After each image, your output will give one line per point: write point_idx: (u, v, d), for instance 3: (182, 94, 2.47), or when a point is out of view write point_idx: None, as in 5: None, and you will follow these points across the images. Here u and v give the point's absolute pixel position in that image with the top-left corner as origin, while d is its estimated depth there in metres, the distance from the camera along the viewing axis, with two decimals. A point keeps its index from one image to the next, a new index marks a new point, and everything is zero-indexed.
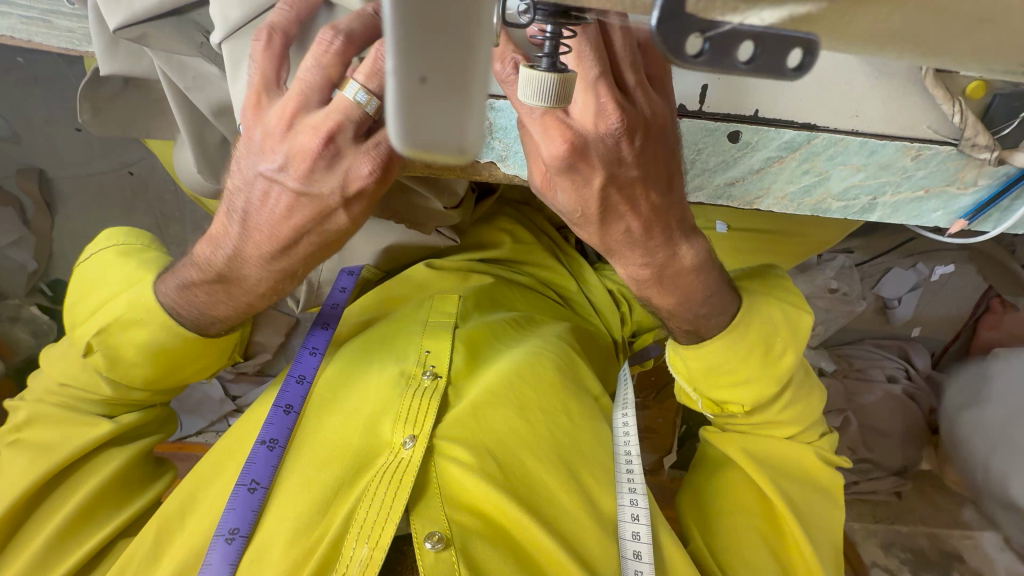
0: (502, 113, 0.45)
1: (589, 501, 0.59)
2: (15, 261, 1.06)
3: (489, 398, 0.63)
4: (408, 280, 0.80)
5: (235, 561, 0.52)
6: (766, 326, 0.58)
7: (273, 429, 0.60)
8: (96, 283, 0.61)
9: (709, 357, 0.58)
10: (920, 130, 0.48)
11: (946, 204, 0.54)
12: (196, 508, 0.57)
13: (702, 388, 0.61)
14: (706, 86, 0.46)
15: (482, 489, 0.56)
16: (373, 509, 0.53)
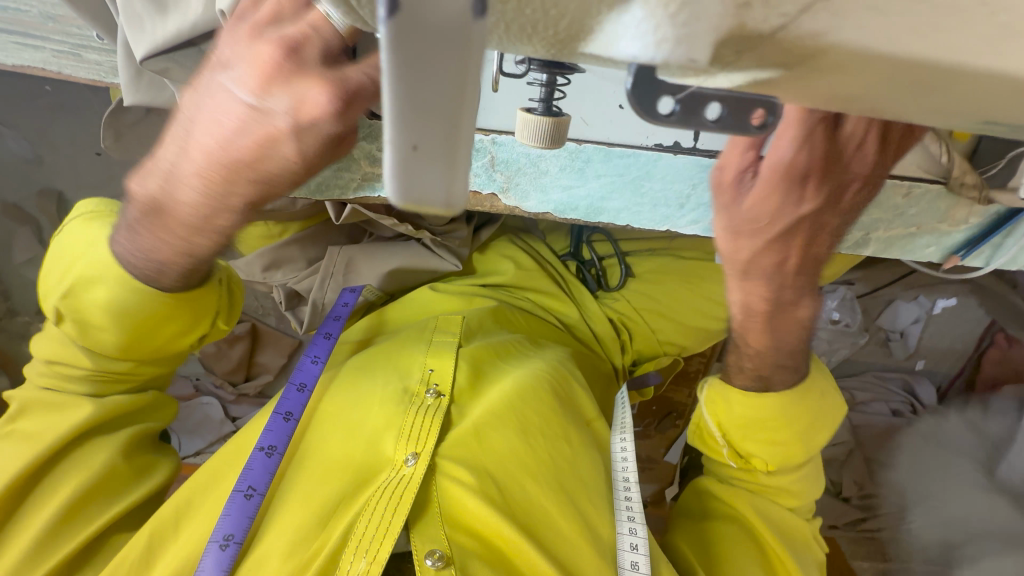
0: (505, 147, 0.48)
1: (588, 526, 0.60)
2: (30, 279, 1.09)
3: (492, 418, 0.63)
4: (410, 304, 0.83)
5: (229, 566, 0.53)
6: (812, 402, 0.64)
7: (271, 436, 0.62)
8: (67, 249, 0.60)
9: (757, 407, 0.63)
10: (909, 168, 0.51)
11: (939, 240, 0.55)
12: (194, 516, 0.58)
13: (733, 435, 0.66)
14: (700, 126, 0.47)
15: (482, 510, 0.56)
16: (372, 524, 0.53)
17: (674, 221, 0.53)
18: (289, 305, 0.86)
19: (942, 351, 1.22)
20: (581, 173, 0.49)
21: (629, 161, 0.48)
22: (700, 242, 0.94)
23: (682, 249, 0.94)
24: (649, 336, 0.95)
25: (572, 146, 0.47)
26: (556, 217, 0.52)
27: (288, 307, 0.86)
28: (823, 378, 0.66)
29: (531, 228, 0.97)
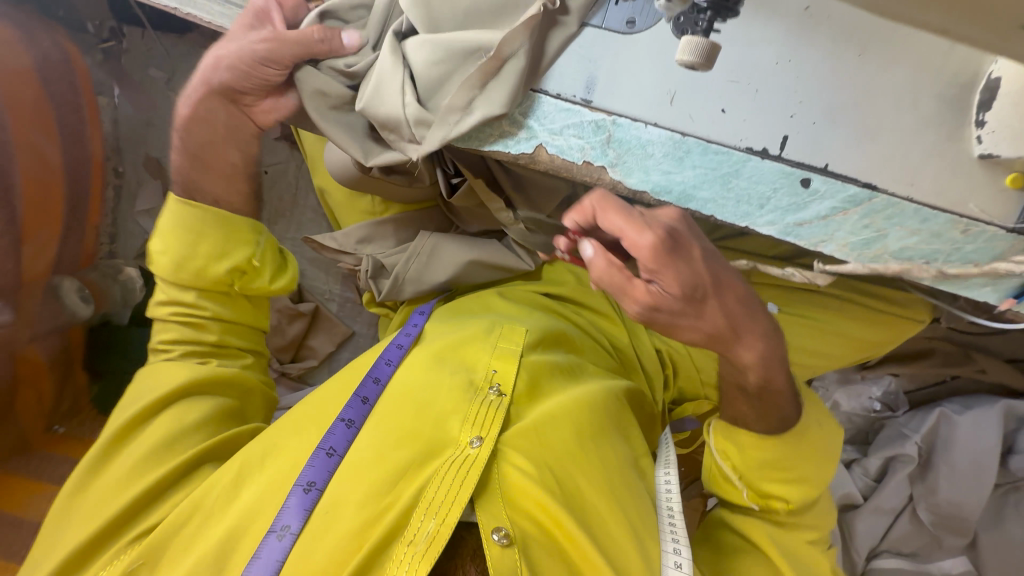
0: (622, 128, 0.58)
1: (640, 539, 0.58)
2: (140, 228, 1.25)
3: (551, 417, 0.63)
4: (481, 299, 0.83)
5: (309, 508, 0.56)
6: (819, 426, 0.68)
7: (350, 410, 0.63)
8: (199, 238, 0.72)
9: (767, 453, 0.66)
10: (969, 207, 0.57)
11: (995, 282, 0.59)
12: (275, 455, 0.61)
13: (753, 479, 0.67)
14: (786, 136, 0.57)
15: (540, 500, 0.57)
16: (441, 490, 0.55)
17: (753, 219, 0.59)
18: (372, 275, 0.89)
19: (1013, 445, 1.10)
20: (680, 161, 0.58)
21: (724, 158, 0.58)
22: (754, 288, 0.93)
23: None
24: (694, 377, 0.97)
25: (677, 137, 0.58)
26: (652, 197, 0.60)
27: (371, 276, 0.89)
28: (824, 426, 0.69)
29: None
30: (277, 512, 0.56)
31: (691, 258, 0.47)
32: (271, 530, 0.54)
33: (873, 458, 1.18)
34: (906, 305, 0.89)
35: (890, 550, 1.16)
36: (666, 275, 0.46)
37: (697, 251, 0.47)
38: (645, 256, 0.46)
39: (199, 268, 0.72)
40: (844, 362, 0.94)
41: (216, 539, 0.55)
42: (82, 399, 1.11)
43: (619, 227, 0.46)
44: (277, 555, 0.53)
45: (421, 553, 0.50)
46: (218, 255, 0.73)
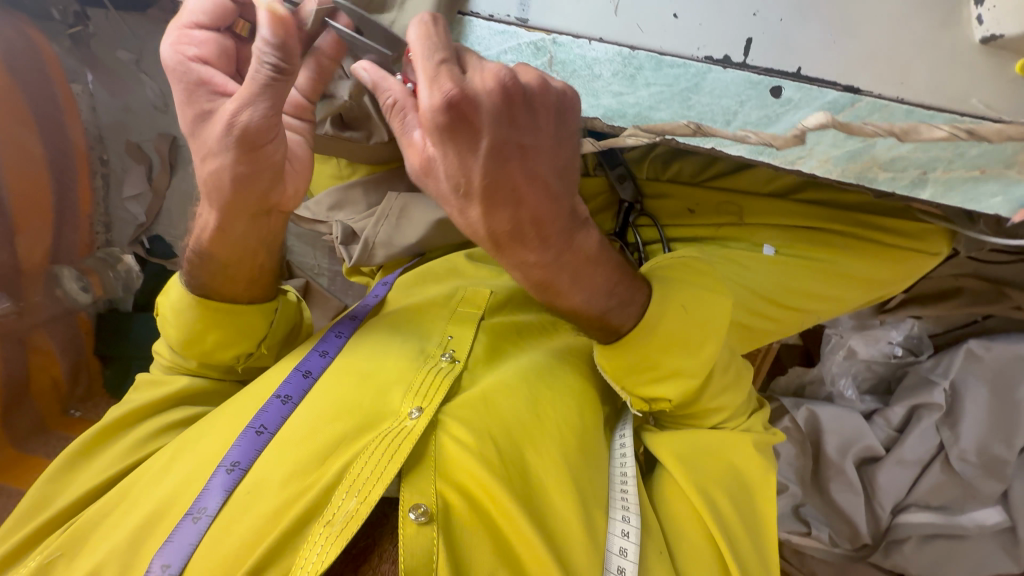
0: (564, 47, 0.53)
1: (585, 510, 0.54)
2: (130, 214, 1.25)
3: (501, 385, 0.59)
4: (443, 264, 0.77)
5: (230, 490, 0.52)
6: (680, 319, 0.57)
7: (289, 386, 0.60)
8: (207, 321, 0.70)
9: (629, 354, 0.58)
10: (971, 104, 0.49)
11: (1007, 188, 0.51)
12: (208, 435, 0.58)
13: (628, 384, 0.60)
14: (751, 39, 0.50)
15: (475, 472, 0.53)
16: (368, 467, 0.52)
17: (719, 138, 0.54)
18: (343, 242, 0.86)
19: None
20: (632, 79, 0.53)
21: (680, 71, 0.52)
22: (748, 229, 0.86)
23: (726, 236, 0.87)
24: None
25: (627, 50, 0.52)
26: (604, 123, 0.56)
27: (342, 243, 0.86)
28: (703, 300, 0.59)
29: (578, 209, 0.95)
30: (199, 494, 0.53)
31: (478, 147, 0.40)
32: (188, 512, 0.52)
33: (896, 407, 1.11)
34: (921, 236, 0.81)
35: (918, 503, 1.10)
36: (439, 150, 0.41)
37: (487, 140, 0.40)
38: (422, 121, 0.40)
39: (206, 352, 0.72)
40: (856, 303, 0.87)
41: (133, 524, 0.53)
42: (96, 385, 1.17)
43: (414, 79, 0.39)
44: (190, 539, 0.50)
45: (336, 535, 0.48)
46: (226, 340, 0.72)
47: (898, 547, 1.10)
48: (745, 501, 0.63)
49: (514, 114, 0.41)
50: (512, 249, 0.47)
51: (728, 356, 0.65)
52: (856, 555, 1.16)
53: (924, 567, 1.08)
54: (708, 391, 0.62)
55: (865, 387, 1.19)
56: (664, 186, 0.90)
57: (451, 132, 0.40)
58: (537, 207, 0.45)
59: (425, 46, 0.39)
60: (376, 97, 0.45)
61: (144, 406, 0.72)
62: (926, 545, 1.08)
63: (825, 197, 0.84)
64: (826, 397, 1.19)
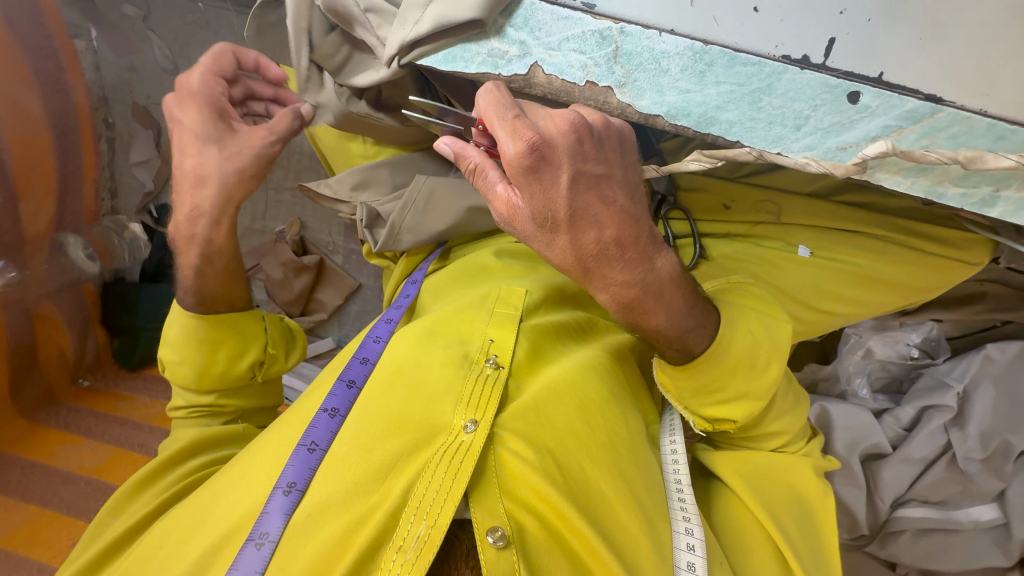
0: (631, 38, 0.50)
1: (650, 524, 0.56)
2: (137, 181, 1.23)
3: (550, 393, 0.60)
4: (474, 263, 0.78)
5: (290, 512, 0.52)
6: (747, 345, 0.60)
7: (335, 399, 0.60)
8: (211, 341, 0.72)
9: (701, 377, 0.59)
10: None
11: None
12: (261, 451, 0.58)
13: (695, 407, 0.62)
14: (833, 39, 0.47)
15: (541, 489, 0.53)
16: (432, 488, 0.52)
17: (787, 144, 0.50)
18: (367, 224, 0.83)
19: None
20: (701, 76, 0.50)
21: (752, 71, 0.49)
22: (784, 229, 0.84)
23: (761, 235, 0.85)
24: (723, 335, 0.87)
25: (698, 46, 0.49)
26: (667, 121, 0.51)
27: (366, 226, 0.83)
28: (763, 329, 0.63)
29: None
30: (257, 520, 0.52)
31: (558, 181, 0.43)
32: (250, 538, 0.51)
33: (906, 408, 1.13)
34: (963, 245, 0.79)
35: (917, 498, 1.11)
36: (522, 192, 0.45)
37: (566, 174, 0.43)
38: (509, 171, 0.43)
39: (221, 372, 0.73)
40: (888, 309, 0.86)
41: (194, 556, 0.52)
42: (103, 355, 1.14)
43: (493, 135, 0.43)
44: (256, 566, 0.49)
45: (411, 560, 0.48)
46: (235, 357, 0.73)
47: (894, 538, 1.13)
48: (780, 506, 0.64)
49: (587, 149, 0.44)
50: (599, 271, 0.48)
51: (787, 383, 0.70)
52: (852, 544, 1.19)
53: (916, 558, 1.12)
54: (767, 412, 0.66)
55: (878, 385, 1.20)
56: (698, 178, 0.86)
57: (538, 174, 0.43)
58: (619, 228, 0.46)
59: (494, 105, 0.43)
60: (458, 164, 0.50)
61: (179, 450, 0.69)
62: (921, 537, 1.11)
63: (864, 201, 0.82)
64: (839, 395, 1.21)
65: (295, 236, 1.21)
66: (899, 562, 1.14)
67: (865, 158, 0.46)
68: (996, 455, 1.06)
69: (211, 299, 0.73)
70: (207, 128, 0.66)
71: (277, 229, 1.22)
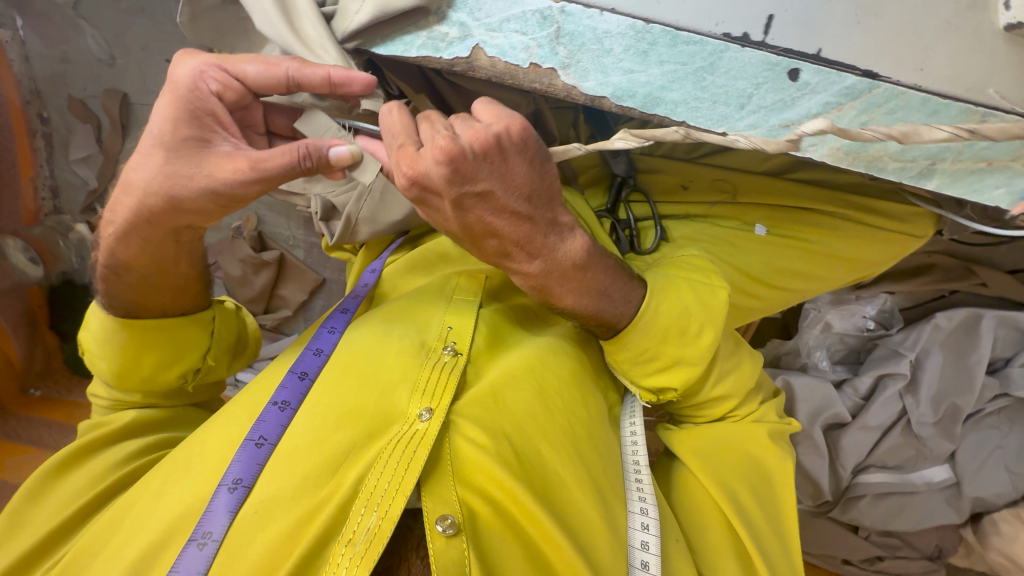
0: (572, 19, 0.50)
1: (605, 505, 0.57)
2: (79, 178, 1.14)
3: (509, 379, 0.60)
4: (433, 250, 0.76)
5: (235, 509, 0.51)
6: (674, 315, 0.61)
7: (285, 392, 0.59)
8: (141, 348, 0.66)
9: (632, 347, 0.61)
10: (987, 94, 0.47)
11: (1009, 181, 0.51)
12: (203, 452, 0.56)
13: (636, 378, 0.64)
14: (772, 16, 0.47)
15: (496, 475, 0.53)
16: (384, 479, 0.51)
17: (732, 123, 0.50)
18: (323, 217, 0.84)
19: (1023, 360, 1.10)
20: (644, 56, 0.49)
21: (694, 50, 0.49)
22: (740, 208, 0.85)
23: (720, 214, 0.85)
24: None
25: (640, 25, 0.49)
26: (612, 103, 0.50)
27: (322, 219, 0.84)
28: (699, 296, 0.63)
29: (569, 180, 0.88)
30: (200, 519, 0.51)
31: (443, 207, 0.47)
32: (192, 538, 0.50)
33: (863, 377, 1.17)
34: (909, 218, 0.81)
35: (876, 464, 1.15)
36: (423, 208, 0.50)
37: (448, 202, 0.47)
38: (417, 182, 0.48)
39: (151, 378, 0.68)
40: (841, 283, 0.88)
41: (134, 556, 0.51)
42: (55, 360, 1.09)
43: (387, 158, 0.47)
44: (198, 567, 0.48)
45: (360, 554, 0.48)
46: (161, 362, 0.67)
47: (854, 503, 1.17)
48: (738, 477, 0.65)
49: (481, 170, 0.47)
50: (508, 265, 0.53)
51: (732, 350, 0.71)
52: (815, 510, 1.22)
53: (876, 519, 1.16)
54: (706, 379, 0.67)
55: (837, 357, 1.24)
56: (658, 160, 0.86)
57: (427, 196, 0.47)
58: (515, 230, 0.49)
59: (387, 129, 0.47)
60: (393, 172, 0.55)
61: (111, 432, 0.67)
62: (879, 501, 1.15)
63: (813, 178, 0.84)
64: (800, 367, 1.25)
65: (253, 232, 1.17)
66: (861, 525, 1.18)
67: (803, 136, 0.44)
68: (946, 418, 1.10)
69: (140, 303, 0.65)
70: (167, 130, 0.53)
71: (233, 225, 1.18)
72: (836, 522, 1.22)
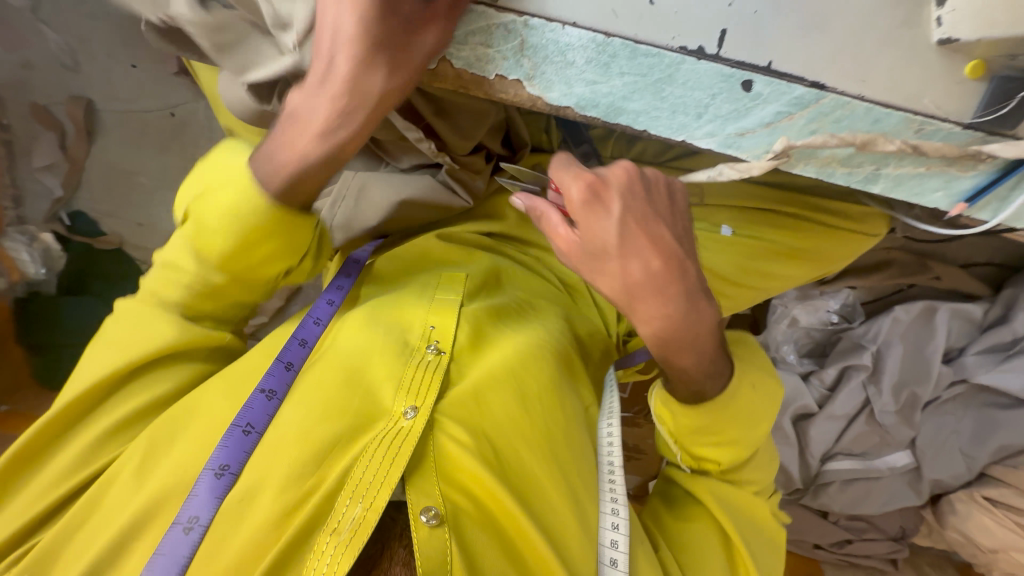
0: (535, 31, 0.50)
1: (576, 500, 0.59)
2: (44, 186, 1.10)
3: (491, 379, 0.62)
4: (414, 246, 0.78)
5: (221, 494, 0.54)
6: (746, 397, 0.64)
7: (272, 380, 0.62)
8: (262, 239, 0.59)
9: (702, 417, 0.63)
10: (923, 104, 0.51)
11: (948, 184, 0.55)
12: (183, 436, 0.59)
13: (686, 444, 0.66)
14: (725, 30, 0.49)
15: (476, 474, 0.56)
16: (370, 471, 0.54)
17: (691, 131, 0.54)
18: None
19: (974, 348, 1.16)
20: (606, 68, 0.51)
21: (653, 62, 0.50)
22: (707, 210, 0.88)
23: None
24: None
25: (601, 38, 0.50)
26: (577, 112, 0.54)
27: None
28: (765, 389, 0.67)
29: None
30: (185, 499, 0.54)
31: (610, 216, 0.50)
32: (176, 522, 0.53)
33: (829, 369, 1.22)
34: (866, 219, 0.85)
35: (843, 451, 1.21)
36: (579, 222, 0.51)
37: (618, 207, 0.50)
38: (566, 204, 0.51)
39: (252, 266, 0.61)
40: (805, 279, 0.92)
41: (101, 547, 0.52)
42: (24, 374, 1.08)
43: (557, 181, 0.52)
44: (182, 551, 0.51)
45: (345, 542, 0.50)
46: (236, 301, 0.67)
47: (824, 489, 1.22)
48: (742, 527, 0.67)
49: (605, 187, 0.51)
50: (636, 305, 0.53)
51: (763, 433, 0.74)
52: (787, 498, 1.26)
53: (843, 504, 1.21)
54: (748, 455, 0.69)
55: (804, 350, 1.29)
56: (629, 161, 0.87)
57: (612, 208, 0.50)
58: (663, 261, 0.52)
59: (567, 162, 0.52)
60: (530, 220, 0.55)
61: (103, 380, 0.61)
62: (847, 487, 1.20)
63: (777, 180, 0.87)
64: (770, 361, 1.29)
65: None
66: (830, 509, 1.23)
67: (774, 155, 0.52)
68: (906, 407, 1.15)
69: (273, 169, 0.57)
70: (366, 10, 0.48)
71: None
72: (807, 509, 1.26)
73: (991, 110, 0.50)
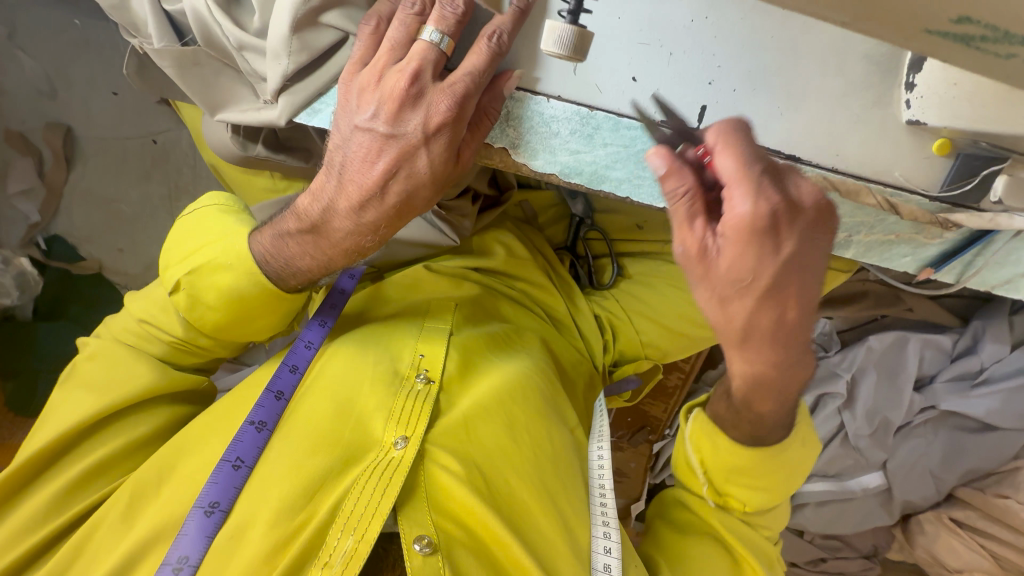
0: (521, 104, 0.52)
1: (566, 527, 0.60)
2: (19, 212, 1.07)
3: (480, 410, 0.63)
4: (404, 279, 0.77)
5: (212, 532, 0.54)
6: (792, 447, 0.63)
7: (262, 412, 0.62)
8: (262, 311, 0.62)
9: (745, 458, 0.61)
10: (893, 176, 0.53)
11: (916, 251, 0.58)
12: (170, 482, 0.59)
13: (715, 476, 0.65)
14: (705, 107, 0.51)
15: (467, 501, 0.56)
16: (362, 499, 0.54)
17: None
18: None
19: (944, 374, 1.19)
20: (590, 139, 0.53)
21: (636, 134, 0.52)
22: None
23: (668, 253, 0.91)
24: (634, 340, 0.88)
25: (585, 111, 0.51)
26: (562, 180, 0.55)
27: None
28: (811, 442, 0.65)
29: (531, 219, 0.93)
30: (175, 541, 0.54)
31: (778, 251, 0.41)
32: (167, 562, 0.53)
33: (806, 396, 1.25)
34: None
35: (817, 474, 1.24)
36: (736, 245, 0.41)
37: (789, 246, 0.41)
38: (729, 222, 0.40)
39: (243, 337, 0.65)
40: None
41: None
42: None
43: (731, 181, 0.40)
44: None
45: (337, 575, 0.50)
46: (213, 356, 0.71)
47: (800, 510, 1.26)
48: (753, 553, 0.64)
49: (786, 219, 0.40)
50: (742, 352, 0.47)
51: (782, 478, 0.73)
52: None
53: (819, 524, 1.25)
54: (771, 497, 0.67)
55: None
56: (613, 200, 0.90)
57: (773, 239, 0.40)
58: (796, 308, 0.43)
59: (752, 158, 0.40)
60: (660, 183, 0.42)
61: (77, 424, 0.61)
62: (821, 508, 1.24)
63: None
64: None
65: None
66: (806, 529, 1.27)
67: None
68: (881, 430, 1.19)
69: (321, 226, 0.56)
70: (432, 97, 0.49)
71: None
72: (784, 529, 1.29)
73: (956, 185, 0.52)
